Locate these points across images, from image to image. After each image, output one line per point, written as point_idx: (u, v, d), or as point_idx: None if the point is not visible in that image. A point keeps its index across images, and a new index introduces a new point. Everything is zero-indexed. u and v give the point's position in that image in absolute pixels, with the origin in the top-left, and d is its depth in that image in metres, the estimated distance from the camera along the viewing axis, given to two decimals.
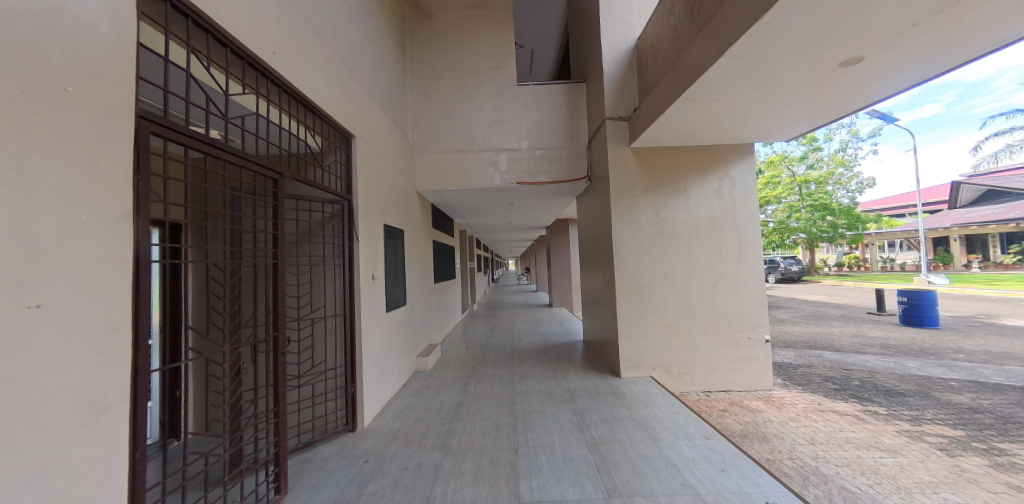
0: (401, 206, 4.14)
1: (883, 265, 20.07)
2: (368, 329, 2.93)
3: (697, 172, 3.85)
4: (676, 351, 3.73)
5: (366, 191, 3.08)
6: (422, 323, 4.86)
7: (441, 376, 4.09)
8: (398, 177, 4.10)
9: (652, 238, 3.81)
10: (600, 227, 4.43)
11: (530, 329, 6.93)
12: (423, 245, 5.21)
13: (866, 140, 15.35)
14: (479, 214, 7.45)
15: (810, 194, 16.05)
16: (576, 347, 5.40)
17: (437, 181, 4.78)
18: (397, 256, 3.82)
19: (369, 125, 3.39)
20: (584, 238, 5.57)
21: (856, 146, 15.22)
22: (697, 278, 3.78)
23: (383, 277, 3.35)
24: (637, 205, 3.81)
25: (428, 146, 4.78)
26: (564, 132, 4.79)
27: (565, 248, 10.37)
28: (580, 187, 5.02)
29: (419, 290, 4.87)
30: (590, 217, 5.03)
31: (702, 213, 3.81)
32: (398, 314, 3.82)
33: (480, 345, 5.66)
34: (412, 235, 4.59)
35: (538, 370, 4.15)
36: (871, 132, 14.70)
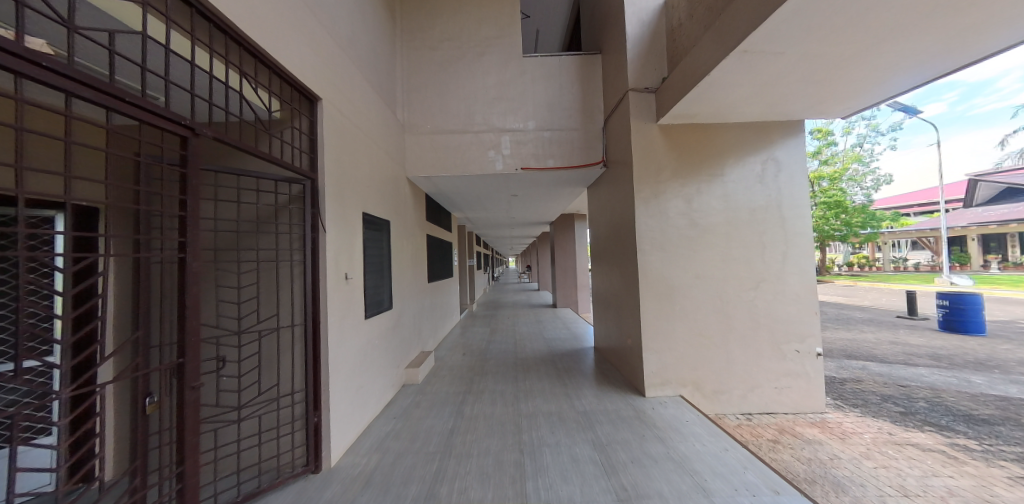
0: (387, 193, 3.57)
1: (895, 266, 19.48)
2: (340, 339, 2.37)
3: (736, 153, 3.26)
4: (710, 364, 3.17)
5: (341, 170, 2.51)
6: (413, 328, 4.31)
7: (432, 391, 3.53)
8: (383, 158, 3.50)
9: (683, 232, 3.23)
10: (618, 220, 3.86)
11: (533, 333, 6.37)
12: (415, 239, 4.62)
13: (884, 135, 14.72)
14: (479, 207, 6.87)
15: (824, 190, 15.45)
16: (586, 355, 4.83)
17: (430, 166, 4.19)
18: (379, 251, 3.26)
19: (349, 95, 2.82)
20: (597, 234, 4.99)
21: (874, 141, 14.59)
22: (735, 280, 3.20)
23: (361, 275, 2.79)
24: (665, 193, 3.23)
25: (421, 125, 4.18)
26: (576, 111, 4.19)
27: (572, 245, 9.79)
28: (593, 174, 4.43)
29: (410, 291, 4.31)
30: (605, 209, 4.46)
31: (742, 202, 3.23)
32: (383, 319, 3.27)
33: (479, 352, 5.11)
34: (403, 229, 4.05)
35: (545, 385, 3.58)
36: (890, 126, 14.07)
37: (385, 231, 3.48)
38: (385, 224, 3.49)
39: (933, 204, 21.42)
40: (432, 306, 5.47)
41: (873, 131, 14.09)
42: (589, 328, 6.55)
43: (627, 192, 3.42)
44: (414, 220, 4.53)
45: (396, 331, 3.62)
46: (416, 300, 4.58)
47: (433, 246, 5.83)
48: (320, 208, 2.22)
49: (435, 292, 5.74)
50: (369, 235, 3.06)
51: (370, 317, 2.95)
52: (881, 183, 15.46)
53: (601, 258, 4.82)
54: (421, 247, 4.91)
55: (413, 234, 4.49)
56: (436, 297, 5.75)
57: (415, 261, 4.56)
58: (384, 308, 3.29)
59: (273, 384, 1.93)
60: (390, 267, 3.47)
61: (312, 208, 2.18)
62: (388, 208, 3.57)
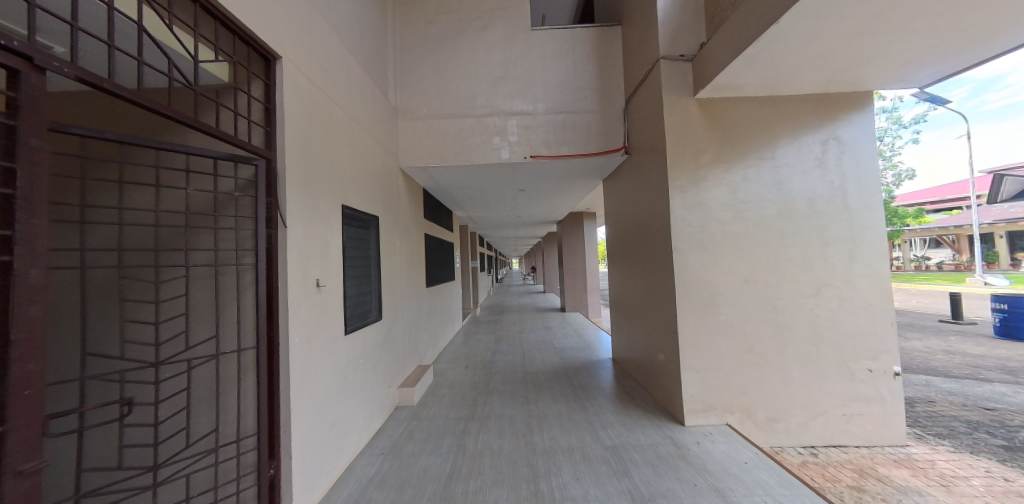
0: (377, 186, 3.09)
1: None
2: (308, 364, 1.88)
3: (790, 131, 2.72)
4: (762, 387, 2.64)
5: (313, 152, 2.03)
6: (409, 338, 3.83)
7: (429, 416, 3.02)
8: (370, 143, 3.00)
9: (726, 228, 2.70)
10: (643, 214, 3.35)
11: (542, 341, 5.84)
12: (411, 239, 4.12)
13: (906, 128, 14.01)
14: (482, 205, 6.39)
15: None
16: (604, 369, 4.30)
17: (427, 155, 3.70)
18: (363, 251, 2.77)
19: (331, 68, 2.34)
20: (615, 232, 4.47)
21: (895, 133, 13.87)
22: (791, 284, 2.67)
23: (339, 281, 2.30)
24: (704, 181, 2.72)
25: (416, 109, 3.70)
26: (592, 92, 3.69)
27: (581, 246, 9.25)
28: (612, 164, 3.92)
29: (405, 297, 3.83)
30: (625, 203, 3.94)
31: (799, 191, 2.69)
32: (370, 332, 2.78)
33: (483, 365, 4.59)
34: (395, 227, 3.57)
35: (562, 408, 3.06)
36: (913, 118, 13.36)
37: (373, 229, 3.00)
38: (373, 221, 3.01)
39: (955, 200, 20.54)
40: (431, 313, 4.98)
41: (896, 124, 13.38)
42: (603, 336, 6.01)
43: (658, 181, 2.91)
44: (410, 219, 4.05)
45: (386, 345, 3.13)
46: (412, 306, 4.11)
47: (432, 247, 5.35)
48: (279, 197, 1.73)
49: (434, 297, 5.26)
50: (350, 233, 2.57)
51: (352, 332, 2.45)
52: (903, 179, 14.74)
53: (619, 259, 4.31)
54: (418, 248, 4.43)
55: (408, 232, 3.99)
56: (436, 302, 5.28)
57: (411, 263, 4.10)
58: (370, 319, 2.82)
59: (213, 430, 1.43)
60: (377, 268, 3.00)
61: (267, 195, 1.68)
62: (377, 204, 3.10)
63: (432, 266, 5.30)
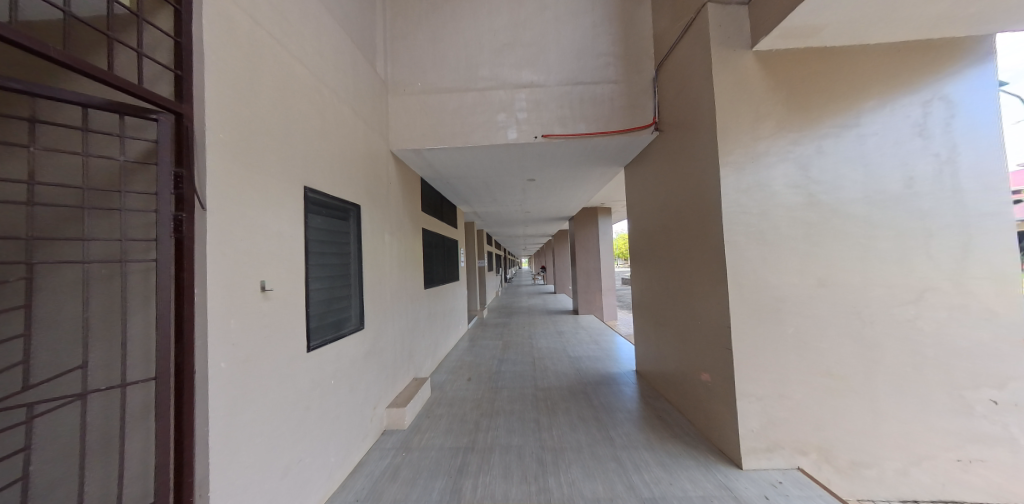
0: (359, 170, 2.63)
1: None
2: (242, 394, 1.40)
3: (885, 90, 2.08)
4: (846, 424, 2.02)
5: (256, 115, 1.56)
6: (402, 347, 3.37)
7: (421, 445, 2.53)
8: (351, 119, 2.52)
9: (794, 215, 2.11)
10: (678, 202, 2.78)
11: (555, 348, 5.29)
12: (405, 234, 3.65)
13: None
14: (488, 198, 5.90)
15: None
16: (627, 385, 3.73)
17: (422, 136, 3.22)
18: (336, 244, 2.31)
19: (292, 15, 1.86)
20: (638, 226, 3.90)
21: None
22: (884, 289, 2.04)
23: (298, 281, 1.83)
24: (765, 157, 2.14)
25: (410, 84, 3.23)
26: (613, 59, 3.13)
27: (595, 244, 8.64)
28: (637, 145, 3.35)
29: (397, 301, 3.36)
30: (653, 191, 3.37)
31: (893, 166, 2.06)
32: (348, 345, 2.31)
33: (488, 377, 4.08)
34: (385, 220, 3.12)
35: (581, 437, 2.52)
36: None
37: (353, 221, 2.53)
38: (353, 210, 2.54)
39: None
40: (431, 317, 4.51)
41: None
42: (623, 343, 5.39)
43: (702, 159, 2.35)
44: (404, 211, 3.61)
45: (370, 359, 2.66)
46: (408, 311, 3.65)
47: (432, 245, 4.90)
48: (197, 169, 1.26)
49: (435, 299, 4.81)
50: (318, 222, 2.10)
51: (319, 347, 1.98)
52: None
53: (645, 257, 3.75)
54: (414, 245, 3.99)
55: (402, 226, 3.55)
56: (437, 305, 4.84)
57: (406, 262, 3.65)
58: (346, 327, 2.36)
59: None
60: (356, 266, 2.53)
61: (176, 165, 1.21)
62: (359, 190, 2.63)
63: (432, 266, 4.84)
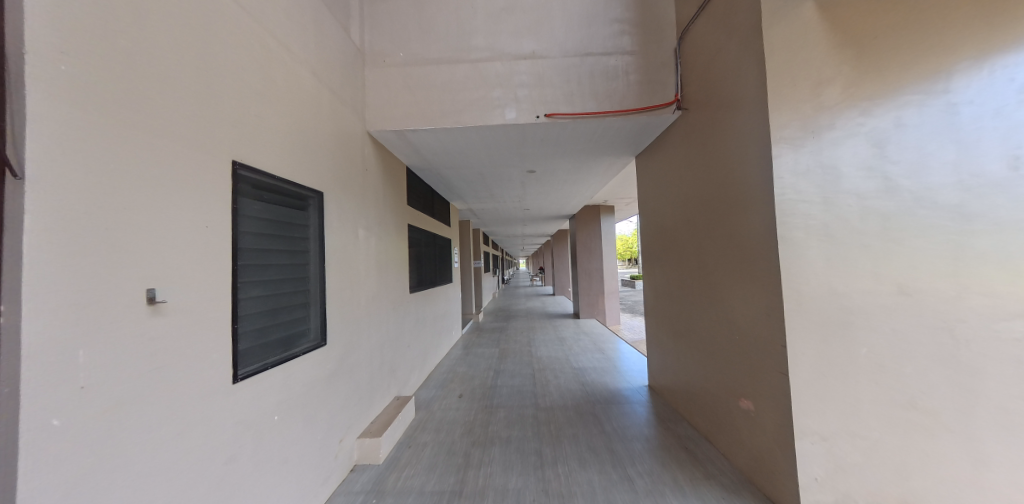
0: (325, 151, 2.18)
1: None
2: (109, 459, 0.94)
3: (984, 44, 1.63)
4: (937, 472, 1.58)
5: (146, 51, 1.09)
6: (380, 361, 2.91)
7: (397, 488, 2.06)
8: (314, 87, 2.07)
9: (867, 204, 1.67)
10: (706, 192, 2.36)
11: (556, 358, 4.83)
12: (387, 231, 3.19)
13: None
14: (484, 193, 5.46)
15: None
16: (640, 403, 3.28)
17: (405, 116, 2.78)
18: (289, 238, 1.86)
19: None
20: (652, 222, 3.47)
21: None
22: (985, 299, 1.60)
23: (225, 284, 1.38)
24: (830, 132, 1.69)
25: (391, 55, 2.78)
26: (628, 26, 2.69)
27: (598, 244, 8.20)
28: (653, 129, 2.92)
29: (376, 307, 2.90)
30: (671, 181, 2.95)
31: (994, 142, 1.62)
32: (303, 367, 1.85)
33: (482, 393, 3.62)
34: (360, 214, 2.66)
35: (592, 478, 2.07)
36: None
37: (313, 213, 2.07)
38: (316, 198, 2.09)
39: None
40: (419, 324, 4.06)
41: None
42: (631, 352, 4.95)
43: (745, 137, 1.91)
44: (385, 204, 3.16)
45: (337, 379, 2.20)
46: (390, 318, 3.19)
47: (420, 243, 4.45)
48: (11, 114, 0.77)
49: (424, 304, 4.34)
50: (261, 209, 1.65)
51: (257, 373, 1.52)
52: None
53: (661, 257, 3.32)
54: (399, 243, 3.53)
55: (382, 221, 3.09)
56: (425, 310, 4.37)
57: (387, 262, 3.20)
58: (303, 341, 1.90)
59: None
60: (318, 266, 2.09)
61: None
62: (325, 175, 2.18)
63: (420, 266, 4.38)
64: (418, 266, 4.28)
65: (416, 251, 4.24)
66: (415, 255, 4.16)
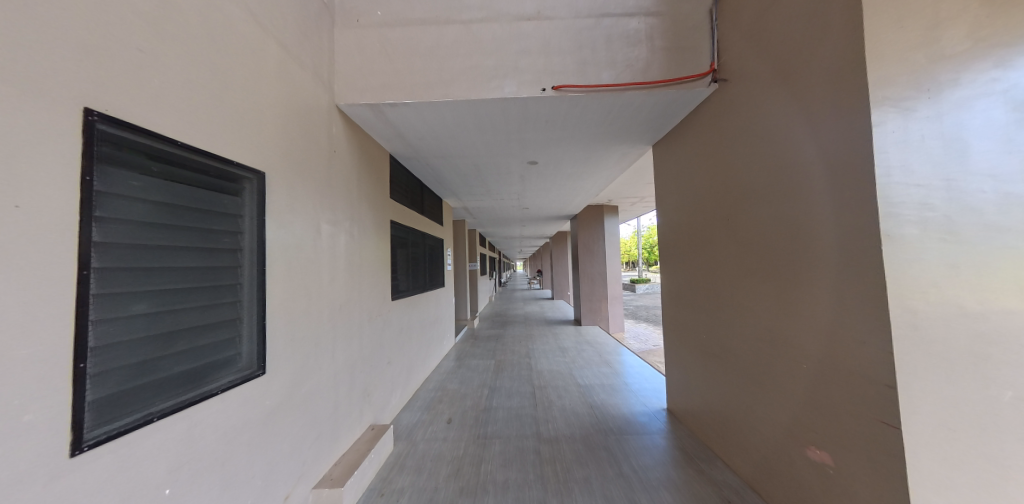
0: (270, 121, 1.69)
1: None
2: None
3: None
4: None
5: None
6: (351, 382, 2.42)
7: None
8: (255, 35, 1.59)
9: (1003, 190, 1.20)
10: (758, 180, 1.89)
11: (558, 372, 4.34)
12: (362, 227, 2.70)
13: None
14: (480, 188, 4.98)
15: None
16: (659, 433, 2.79)
17: (382, 87, 2.30)
18: (205, 230, 1.36)
19: None
20: (676, 221, 3.00)
21: None
22: None
23: (67, 297, 0.87)
24: (953, 91, 1.23)
25: (366, 14, 2.31)
26: None
27: (601, 246, 7.73)
28: (678, 106, 2.47)
29: (346, 318, 2.41)
30: (704, 172, 2.49)
31: None
32: (224, 408, 1.35)
33: (474, 417, 3.12)
34: (324, 205, 2.18)
35: None
36: None
37: (246, 201, 1.56)
38: (252, 180, 1.59)
39: None
40: (403, 335, 3.55)
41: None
42: (643, 367, 4.46)
43: (822, 102, 1.45)
44: (360, 196, 2.67)
45: (283, 414, 1.70)
46: (365, 330, 2.69)
47: (406, 243, 3.96)
48: None
49: (410, 312, 3.84)
50: (155, 189, 1.14)
51: (130, 430, 1.02)
52: None
53: (686, 261, 2.84)
54: (379, 243, 3.05)
55: (356, 216, 2.61)
56: (411, 318, 3.87)
57: (363, 264, 2.71)
58: (225, 372, 1.39)
59: None
60: (257, 268, 1.58)
61: None
62: (271, 151, 1.69)
63: (405, 269, 3.89)
64: (402, 268, 3.79)
65: (401, 252, 3.75)
66: (399, 257, 3.68)
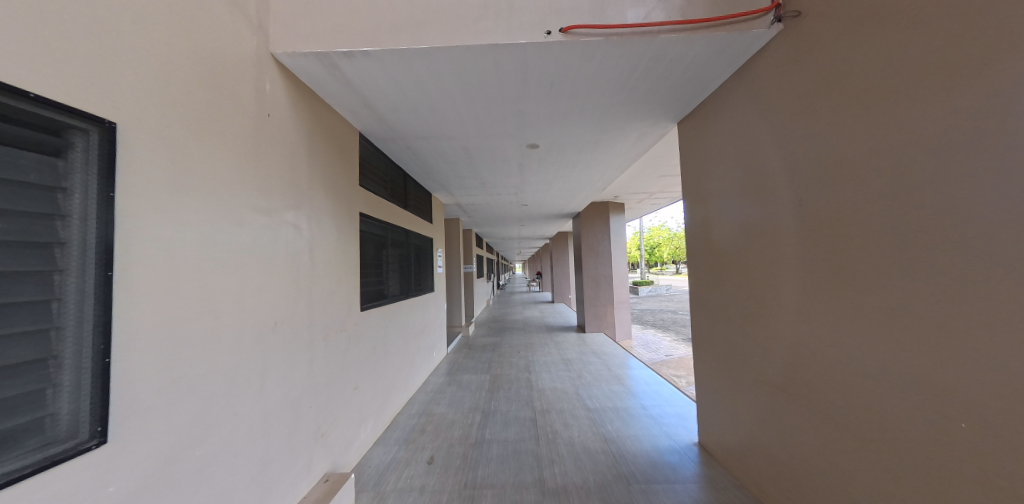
0: (138, 47, 1.11)
1: None
2: None
3: None
4: None
5: None
6: (293, 423, 1.83)
7: None
8: None
9: None
10: (869, 142, 1.30)
11: (564, 392, 3.76)
12: (315, 219, 2.13)
13: None
14: (472, 180, 4.39)
15: None
16: (694, 482, 2.20)
17: (334, 31, 1.73)
18: None
19: None
20: (717, 211, 2.41)
21: None
22: None
23: None
24: None
25: None
26: None
27: (606, 246, 7.17)
28: (720, 58, 1.91)
29: (286, 338, 1.81)
30: (766, 144, 1.90)
31: None
32: None
33: (462, 457, 2.53)
34: (249, 185, 1.60)
35: None
36: None
37: (72, 166, 0.95)
38: (91, 132, 0.97)
39: None
40: (378, 351, 2.96)
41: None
42: (663, 386, 3.85)
43: None
44: (312, 179, 2.09)
45: (155, 501, 1.10)
46: (321, 352, 2.11)
47: (383, 241, 3.39)
48: None
49: (387, 322, 3.25)
50: None
51: None
52: None
53: (735, 262, 2.25)
54: (344, 241, 2.47)
55: (304, 204, 2.02)
56: (389, 329, 3.28)
57: (316, 266, 2.13)
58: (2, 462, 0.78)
59: None
60: (98, 273, 0.97)
61: None
62: (133, 88, 1.09)
63: (381, 272, 3.31)
64: (377, 270, 3.20)
65: (375, 252, 3.17)
66: (372, 257, 3.09)
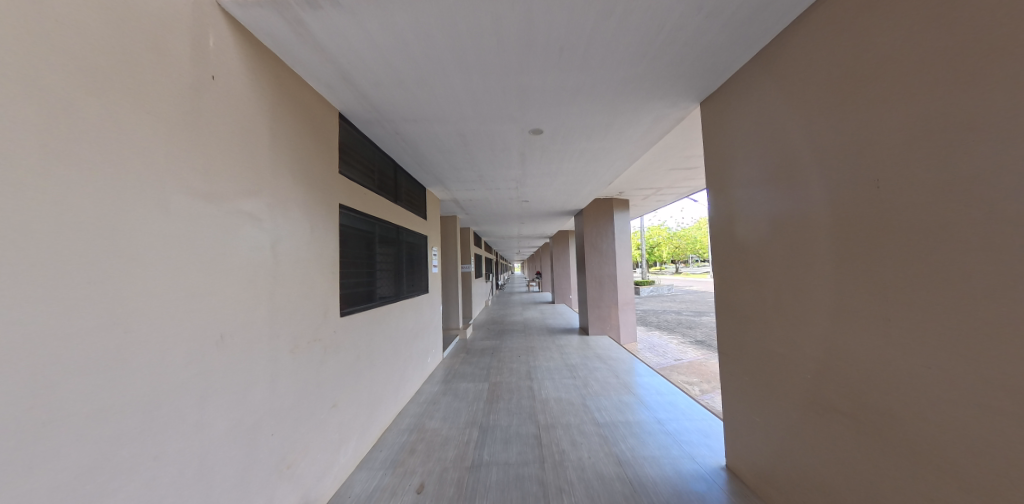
0: None
1: None
2: None
3: None
4: None
5: None
6: (251, 453, 1.53)
7: None
8: None
9: None
10: (981, 97, 0.96)
11: (569, 403, 3.43)
12: (280, 210, 1.79)
13: None
14: (470, 172, 4.05)
15: None
16: None
17: None
18: None
19: None
20: (746, 201, 2.09)
21: None
22: None
23: None
24: None
25: None
26: None
27: (610, 244, 6.84)
28: (763, 12, 1.59)
29: (241, 351, 1.49)
30: (813, 116, 1.57)
31: None
32: None
33: (457, 485, 2.20)
34: (188, 163, 1.28)
35: None
36: None
37: None
38: None
39: None
40: (361, 361, 2.63)
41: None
42: (679, 397, 3.53)
43: None
44: (278, 162, 1.77)
45: None
46: (287, 365, 1.79)
47: (370, 238, 3.06)
48: None
49: (374, 328, 2.93)
50: None
51: None
52: None
53: (767, 259, 1.92)
54: (320, 236, 2.15)
55: (267, 190, 1.71)
56: (376, 335, 2.96)
57: (283, 264, 1.81)
58: None
59: None
60: None
61: None
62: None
63: (368, 272, 2.99)
64: (362, 270, 2.87)
65: (361, 249, 2.85)
66: (357, 256, 2.77)
